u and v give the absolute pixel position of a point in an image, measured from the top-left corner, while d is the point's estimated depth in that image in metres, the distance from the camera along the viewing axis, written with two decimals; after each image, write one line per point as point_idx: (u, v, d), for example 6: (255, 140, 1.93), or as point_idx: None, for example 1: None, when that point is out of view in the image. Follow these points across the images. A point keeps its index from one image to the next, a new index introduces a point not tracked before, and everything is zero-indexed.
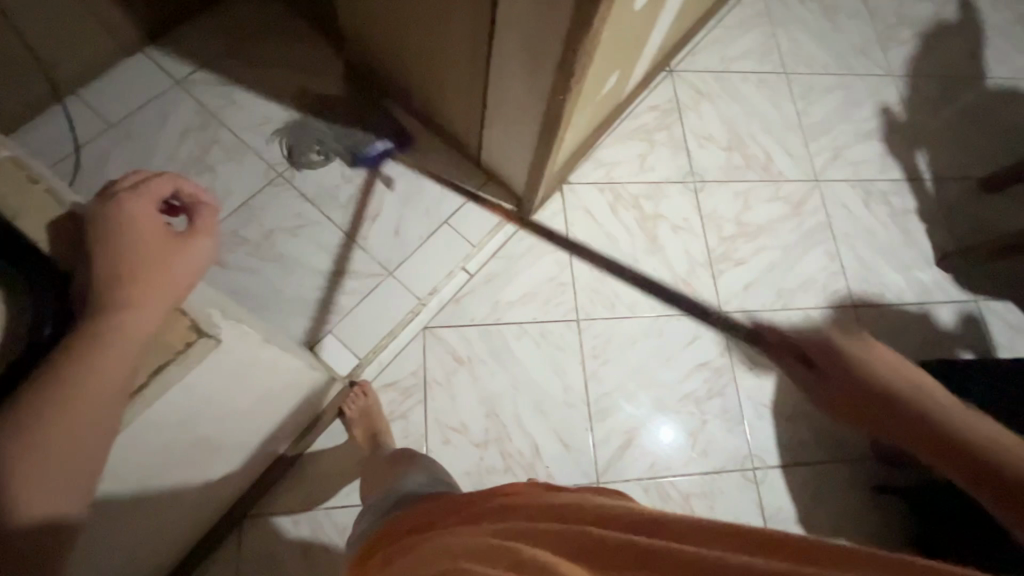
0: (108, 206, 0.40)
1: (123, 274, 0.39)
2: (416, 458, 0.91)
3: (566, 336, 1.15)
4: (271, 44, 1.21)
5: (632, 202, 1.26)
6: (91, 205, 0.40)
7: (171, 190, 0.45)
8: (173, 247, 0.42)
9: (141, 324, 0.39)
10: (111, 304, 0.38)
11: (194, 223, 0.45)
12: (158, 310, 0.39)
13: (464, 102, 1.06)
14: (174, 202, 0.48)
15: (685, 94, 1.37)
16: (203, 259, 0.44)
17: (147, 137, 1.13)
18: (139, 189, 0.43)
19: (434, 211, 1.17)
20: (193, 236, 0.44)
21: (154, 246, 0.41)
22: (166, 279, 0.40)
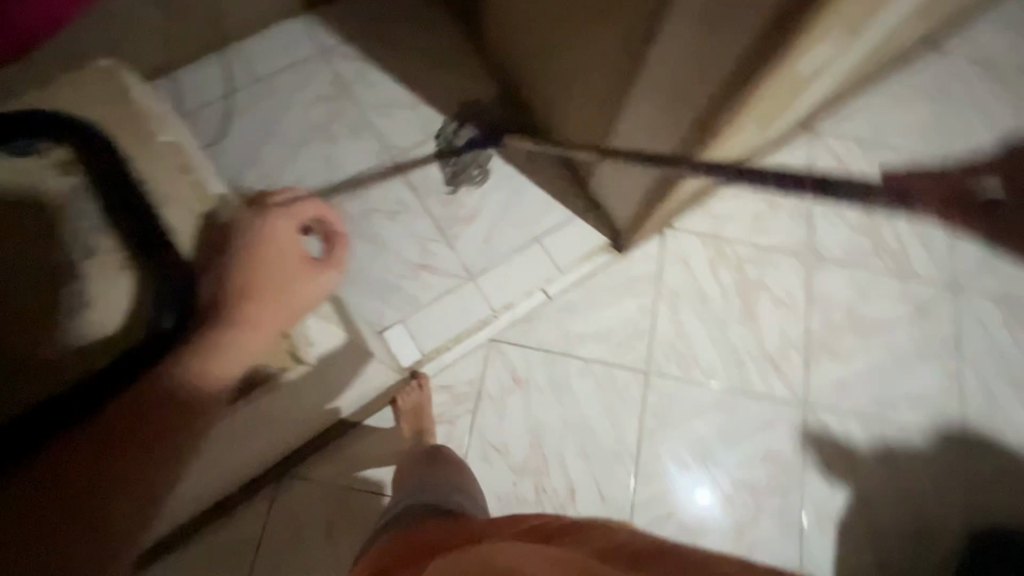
0: (258, 220, 0.64)
1: (244, 294, 0.59)
2: (456, 468, 0.91)
3: (631, 385, 1.10)
4: (415, 31, 1.24)
5: (735, 263, 1.18)
6: (246, 216, 0.65)
7: (314, 214, 0.71)
8: (309, 272, 0.66)
9: (248, 337, 0.57)
10: (233, 320, 0.57)
11: (332, 253, 0.70)
12: (260, 330, 0.59)
13: (588, 125, 1.03)
14: (311, 226, 0.73)
15: (823, 161, 1.25)
16: (325, 285, 0.67)
17: (284, 97, 1.19)
18: (292, 210, 0.69)
19: (529, 226, 1.16)
20: (329, 263, 0.69)
21: (292, 269, 0.64)
22: (277, 301, 0.61)
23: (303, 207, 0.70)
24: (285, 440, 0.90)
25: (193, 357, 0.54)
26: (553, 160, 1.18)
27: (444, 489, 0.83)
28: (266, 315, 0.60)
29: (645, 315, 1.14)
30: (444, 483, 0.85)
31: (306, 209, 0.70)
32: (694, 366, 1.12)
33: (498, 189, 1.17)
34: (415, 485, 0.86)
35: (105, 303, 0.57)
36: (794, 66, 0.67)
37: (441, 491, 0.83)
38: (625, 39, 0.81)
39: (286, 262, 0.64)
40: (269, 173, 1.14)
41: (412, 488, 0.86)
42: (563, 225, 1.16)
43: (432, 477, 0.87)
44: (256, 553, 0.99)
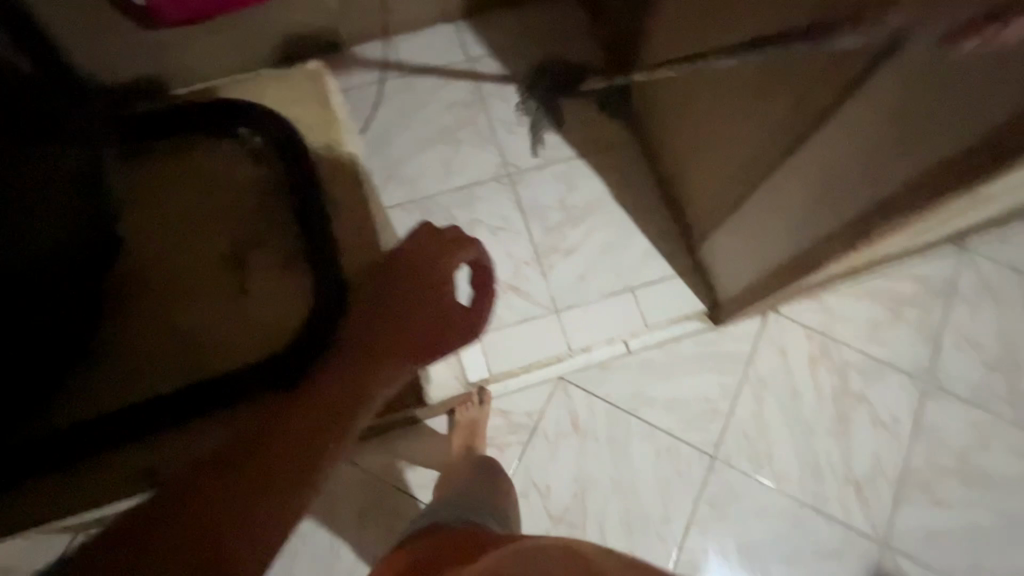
0: (415, 251, 0.75)
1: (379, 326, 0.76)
2: (501, 497, 0.88)
3: (692, 465, 1.04)
4: (561, 56, 1.23)
5: (838, 366, 1.08)
6: (409, 248, 0.76)
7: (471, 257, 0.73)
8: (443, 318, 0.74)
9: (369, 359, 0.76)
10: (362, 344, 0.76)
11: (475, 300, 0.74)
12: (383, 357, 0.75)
13: (715, 191, 0.97)
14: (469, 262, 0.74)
15: (970, 282, 1.11)
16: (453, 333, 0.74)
17: (421, 95, 1.22)
18: (441, 241, 0.73)
19: (627, 273, 1.12)
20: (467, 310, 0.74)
21: (432, 313, 0.74)
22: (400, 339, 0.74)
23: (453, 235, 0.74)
24: None
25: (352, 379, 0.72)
26: (668, 213, 1.14)
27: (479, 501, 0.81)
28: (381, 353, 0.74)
29: (725, 396, 1.07)
30: (483, 500, 0.82)
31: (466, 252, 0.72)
32: (765, 464, 1.04)
33: (604, 229, 1.14)
34: (455, 492, 0.85)
35: (268, 277, 0.85)
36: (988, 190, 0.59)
37: (479, 510, 0.80)
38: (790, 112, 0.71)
39: (437, 295, 0.73)
40: (390, 164, 1.18)
41: (449, 495, 0.84)
42: (661, 281, 1.12)
43: (475, 490, 0.85)
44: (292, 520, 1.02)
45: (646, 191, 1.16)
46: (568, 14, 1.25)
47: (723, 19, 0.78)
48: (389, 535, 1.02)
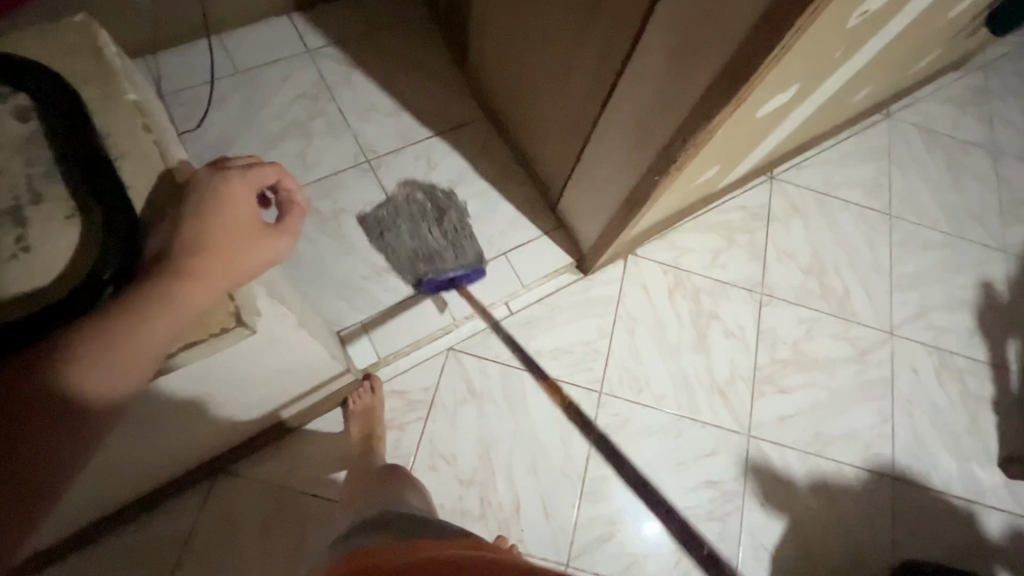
0: (215, 178, 0.51)
1: (201, 247, 0.48)
2: (410, 483, 0.89)
3: (584, 405, 1.12)
4: (402, 42, 1.25)
5: (692, 292, 1.22)
6: (203, 172, 0.51)
7: (275, 179, 0.55)
8: (257, 234, 0.51)
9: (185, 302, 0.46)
10: (183, 273, 0.46)
11: (283, 222, 0.54)
12: (204, 294, 0.47)
13: (559, 149, 1.06)
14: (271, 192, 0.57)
15: (780, 206, 1.32)
16: (274, 254, 0.52)
17: (263, 91, 1.17)
18: (246, 170, 0.53)
19: (497, 239, 1.18)
20: (278, 232, 0.53)
21: (242, 228, 0.50)
22: (231, 259, 0.49)
23: (252, 161, 0.54)
24: (228, 431, 0.88)
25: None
26: (526, 178, 1.21)
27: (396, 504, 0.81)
28: (202, 285, 0.47)
29: (603, 336, 1.16)
30: (394, 495, 0.83)
31: (268, 173, 0.54)
32: (644, 389, 1.15)
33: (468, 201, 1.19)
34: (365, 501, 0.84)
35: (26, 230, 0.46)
36: (749, 108, 0.71)
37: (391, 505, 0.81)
38: (602, 58, 0.81)
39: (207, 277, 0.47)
40: None
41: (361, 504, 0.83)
42: (531, 242, 1.19)
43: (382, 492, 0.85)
44: (185, 551, 0.94)
45: (505, 162, 1.22)
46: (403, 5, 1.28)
47: None
48: (295, 544, 0.97)
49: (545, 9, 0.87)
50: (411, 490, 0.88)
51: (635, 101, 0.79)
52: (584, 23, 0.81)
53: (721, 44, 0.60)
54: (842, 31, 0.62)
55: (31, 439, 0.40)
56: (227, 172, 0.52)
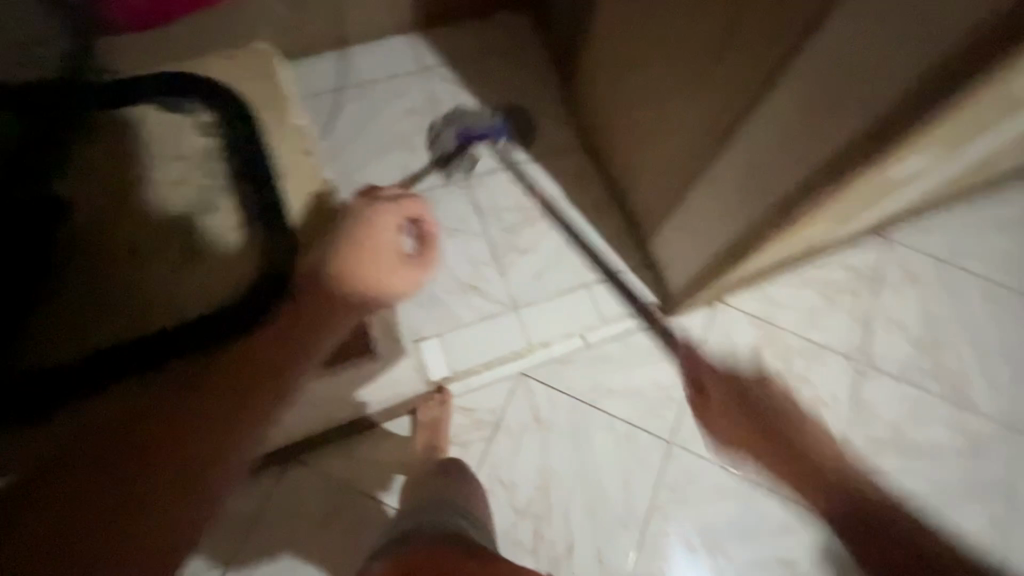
0: (371, 219, 0.68)
1: (348, 272, 0.65)
2: (471, 492, 0.88)
3: (652, 452, 1.07)
4: (513, 66, 1.28)
5: (783, 351, 1.14)
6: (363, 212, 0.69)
7: (417, 219, 0.71)
8: (399, 266, 0.68)
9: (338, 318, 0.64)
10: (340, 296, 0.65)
11: (420, 253, 0.71)
12: (355, 310, 0.66)
13: (658, 187, 1.04)
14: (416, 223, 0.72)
15: (894, 270, 1.21)
16: (410, 281, 0.69)
17: (378, 105, 1.24)
18: (397, 210, 0.70)
19: (582, 270, 1.16)
20: (415, 263, 0.70)
21: (389, 261, 0.68)
22: (378, 285, 0.67)
23: (401, 200, 0.71)
24: None
25: (194, 401, 0.55)
26: (618, 211, 1.20)
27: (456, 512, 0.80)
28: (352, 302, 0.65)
29: (680, 384, 1.11)
30: (453, 503, 0.82)
31: (410, 211, 0.70)
32: (719, 446, 1.08)
33: (558, 228, 1.19)
34: (424, 502, 0.83)
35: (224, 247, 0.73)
36: (885, 171, 0.66)
37: (449, 511, 0.79)
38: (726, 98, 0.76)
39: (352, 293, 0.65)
40: (350, 170, 1.20)
41: (419, 505, 0.82)
42: (616, 276, 1.17)
43: (442, 495, 0.84)
44: (252, 530, 0.99)
45: (599, 193, 1.21)
46: (518, 30, 1.30)
47: (662, 18, 0.84)
48: (351, 542, 1.00)
49: (671, 41, 0.83)
50: (470, 498, 0.86)
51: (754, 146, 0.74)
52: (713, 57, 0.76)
53: (867, 106, 0.56)
54: (1012, 99, 0.56)
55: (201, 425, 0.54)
56: (382, 215, 0.69)
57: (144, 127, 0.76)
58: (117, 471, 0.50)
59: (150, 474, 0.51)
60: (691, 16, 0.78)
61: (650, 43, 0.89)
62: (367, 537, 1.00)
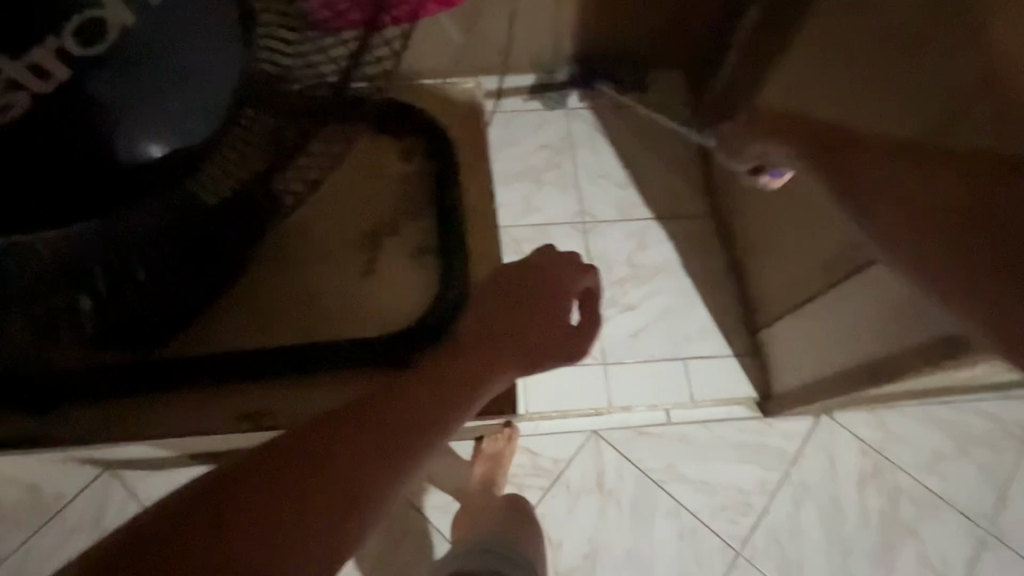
0: (550, 262, 0.69)
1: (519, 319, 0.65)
2: (531, 537, 0.85)
3: (716, 557, 0.98)
4: (655, 124, 1.26)
5: (891, 490, 1.01)
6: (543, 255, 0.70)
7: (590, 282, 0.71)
8: (564, 329, 0.66)
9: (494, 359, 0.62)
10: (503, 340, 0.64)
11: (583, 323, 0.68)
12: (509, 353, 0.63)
13: (788, 280, 0.97)
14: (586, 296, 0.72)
15: None
16: (570, 348, 0.65)
17: (516, 134, 1.26)
18: (578, 266, 0.69)
19: (680, 342, 1.11)
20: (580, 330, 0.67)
21: (552, 317, 0.66)
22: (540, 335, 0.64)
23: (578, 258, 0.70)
24: None
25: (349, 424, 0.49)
26: (733, 292, 1.14)
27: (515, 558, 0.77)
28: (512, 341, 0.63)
29: (763, 492, 1.02)
30: (513, 546, 0.80)
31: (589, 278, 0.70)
32: (793, 574, 0.98)
33: (665, 293, 1.14)
34: (480, 537, 0.81)
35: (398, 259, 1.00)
36: None
37: (507, 555, 0.77)
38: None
39: (528, 338, 0.64)
40: None
41: (475, 540, 0.81)
42: (716, 358, 1.10)
43: (500, 534, 0.82)
44: None
45: (716, 267, 1.16)
46: (670, 89, 1.28)
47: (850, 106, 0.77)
48: (389, 550, 1.00)
49: (842, 139, 0.78)
50: (530, 543, 0.84)
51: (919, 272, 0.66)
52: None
53: None
54: None
55: (376, 450, 0.47)
56: (562, 263, 0.69)
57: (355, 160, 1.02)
58: (292, 484, 0.43)
59: (323, 496, 0.43)
60: (874, 120, 0.72)
61: None
62: (405, 551, 1.00)
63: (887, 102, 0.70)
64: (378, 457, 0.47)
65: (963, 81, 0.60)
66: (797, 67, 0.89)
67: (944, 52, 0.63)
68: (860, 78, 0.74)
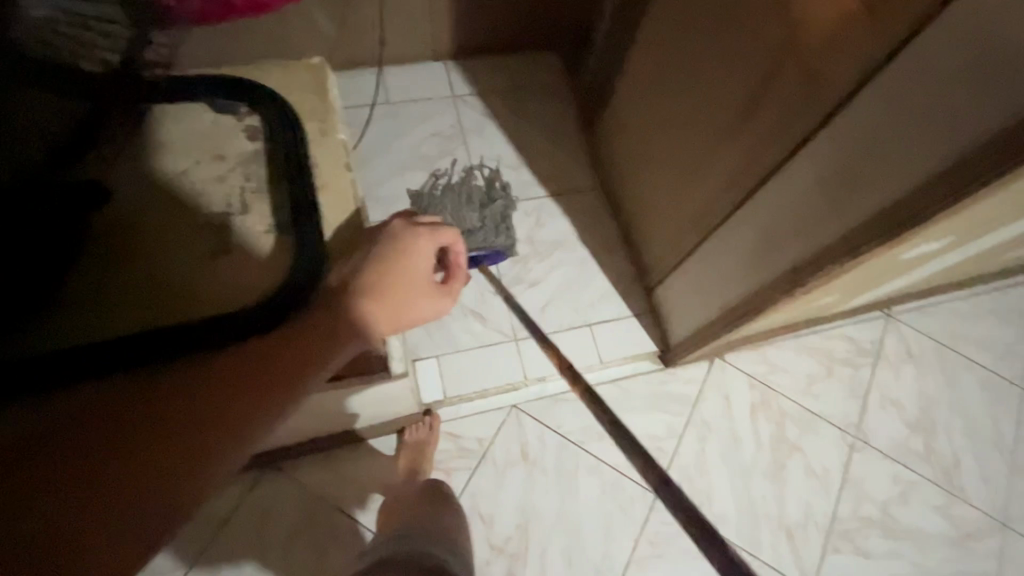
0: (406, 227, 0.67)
1: (374, 286, 0.63)
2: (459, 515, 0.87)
3: (637, 503, 1.06)
4: (540, 105, 1.31)
5: (777, 415, 1.14)
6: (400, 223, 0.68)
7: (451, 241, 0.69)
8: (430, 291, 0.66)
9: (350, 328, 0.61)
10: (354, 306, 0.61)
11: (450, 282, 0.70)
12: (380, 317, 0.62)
13: (671, 240, 1.05)
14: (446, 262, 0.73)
15: (893, 348, 1.21)
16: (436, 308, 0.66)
17: (404, 124, 1.25)
18: (436, 230, 0.68)
19: (585, 310, 1.17)
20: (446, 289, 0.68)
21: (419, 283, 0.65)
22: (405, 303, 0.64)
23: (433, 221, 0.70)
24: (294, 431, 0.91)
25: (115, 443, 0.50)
26: (627, 257, 1.21)
27: (439, 537, 0.78)
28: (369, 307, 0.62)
29: (671, 436, 1.10)
30: (437, 528, 0.81)
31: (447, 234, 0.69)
32: (705, 505, 1.07)
33: (566, 265, 1.19)
34: (406, 525, 0.81)
35: None
36: (897, 251, 0.68)
37: (432, 537, 0.78)
38: (747, 165, 0.79)
39: (365, 305, 0.62)
40: (368, 183, 1.20)
41: (401, 527, 0.81)
42: (619, 319, 1.17)
43: (424, 520, 0.82)
44: (217, 536, 0.96)
45: (610, 235, 1.23)
46: (550, 70, 1.33)
47: (700, 71, 0.84)
48: (318, 560, 0.96)
49: (695, 107, 0.87)
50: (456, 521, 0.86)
51: (765, 214, 0.78)
52: (735, 127, 0.80)
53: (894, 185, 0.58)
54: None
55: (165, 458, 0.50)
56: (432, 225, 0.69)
57: (174, 120, 0.77)
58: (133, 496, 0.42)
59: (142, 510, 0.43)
60: (716, 85, 0.81)
61: (682, 95, 0.90)
62: (337, 556, 0.97)
63: (728, 68, 0.79)
64: (178, 454, 0.51)
65: (775, 46, 0.69)
66: (648, 44, 0.96)
67: (757, 21, 0.71)
68: (698, 52, 0.83)
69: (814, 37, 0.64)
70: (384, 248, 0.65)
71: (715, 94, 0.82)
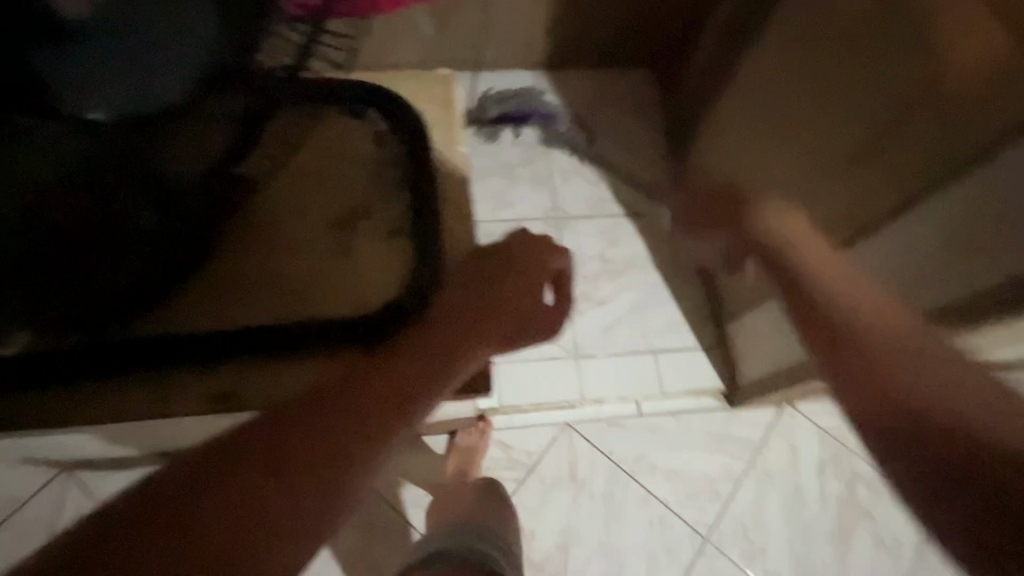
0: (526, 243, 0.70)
1: (501, 298, 0.66)
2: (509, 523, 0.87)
3: (685, 544, 1.01)
4: (626, 122, 1.29)
5: (847, 475, 1.06)
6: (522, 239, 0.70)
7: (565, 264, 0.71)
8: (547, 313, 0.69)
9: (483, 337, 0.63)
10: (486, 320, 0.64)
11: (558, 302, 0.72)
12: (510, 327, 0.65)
13: (753, 276, 1.01)
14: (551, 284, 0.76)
15: None
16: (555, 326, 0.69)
17: (489, 130, 1.26)
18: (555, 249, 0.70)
19: (651, 336, 1.13)
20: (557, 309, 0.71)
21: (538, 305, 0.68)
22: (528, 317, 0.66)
23: (546, 238, 0.71)
24: None
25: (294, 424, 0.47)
26: (701, 287, 1.17)
27: (491, 540, 0.79)
28: (492, 317, 0.64)
29: (729, 480, 1.05)
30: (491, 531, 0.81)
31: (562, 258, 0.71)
32: (758, 558, 1.01)
33: (637, 288, 1.16)
34: (457, 530, 0.81)
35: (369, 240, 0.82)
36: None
37: (486, 540, 0.79)
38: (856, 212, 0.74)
39: (501, 315, 0.65)
40: None
41: (452, 530, 0.81)
42: (685, 350, 1.13)
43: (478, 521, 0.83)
44: None
45: (685, 263, 1.19)
46: (641, 89, 1.31)
47: (817, 105, 0.80)
48: (361, 548, 0.98)
49: (805, 135, 0.82)
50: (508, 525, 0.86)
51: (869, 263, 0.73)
52: (853, 161, 0.76)
53: None
54: None
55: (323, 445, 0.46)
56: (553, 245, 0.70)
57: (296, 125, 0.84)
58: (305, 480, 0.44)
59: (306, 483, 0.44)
60: (833, 125, 0.78)
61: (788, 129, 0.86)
62: (378, 547, 0.99)
63: (855, 105, 0.74)
64: (329, 450, 0.46)
65: (922, 78, 0.66)
66: (757, 67, 0.92)
67: (903, 53, 0.68)
68: (820, 78, 0.79)
69: (973, 76, 0.62)
70: (508, 261, 0.68)
71: (833, 124, 0.78)
